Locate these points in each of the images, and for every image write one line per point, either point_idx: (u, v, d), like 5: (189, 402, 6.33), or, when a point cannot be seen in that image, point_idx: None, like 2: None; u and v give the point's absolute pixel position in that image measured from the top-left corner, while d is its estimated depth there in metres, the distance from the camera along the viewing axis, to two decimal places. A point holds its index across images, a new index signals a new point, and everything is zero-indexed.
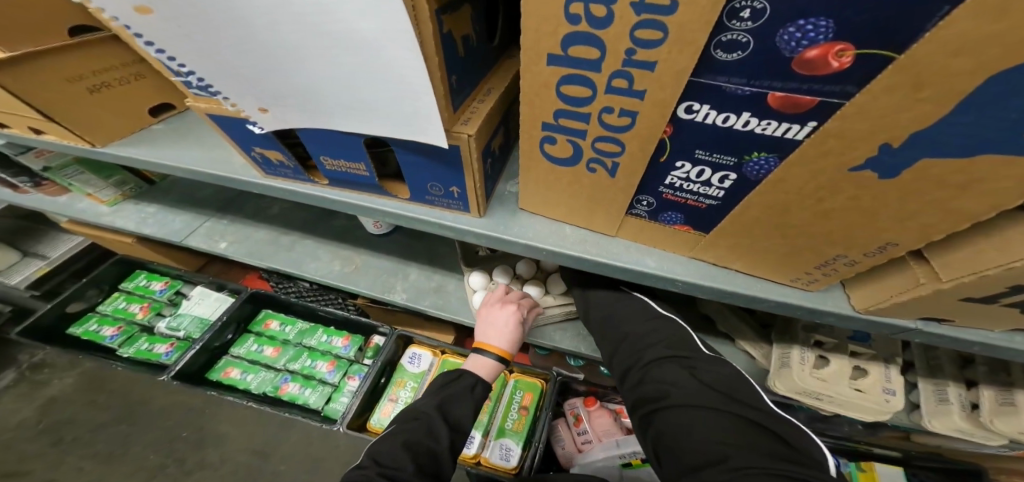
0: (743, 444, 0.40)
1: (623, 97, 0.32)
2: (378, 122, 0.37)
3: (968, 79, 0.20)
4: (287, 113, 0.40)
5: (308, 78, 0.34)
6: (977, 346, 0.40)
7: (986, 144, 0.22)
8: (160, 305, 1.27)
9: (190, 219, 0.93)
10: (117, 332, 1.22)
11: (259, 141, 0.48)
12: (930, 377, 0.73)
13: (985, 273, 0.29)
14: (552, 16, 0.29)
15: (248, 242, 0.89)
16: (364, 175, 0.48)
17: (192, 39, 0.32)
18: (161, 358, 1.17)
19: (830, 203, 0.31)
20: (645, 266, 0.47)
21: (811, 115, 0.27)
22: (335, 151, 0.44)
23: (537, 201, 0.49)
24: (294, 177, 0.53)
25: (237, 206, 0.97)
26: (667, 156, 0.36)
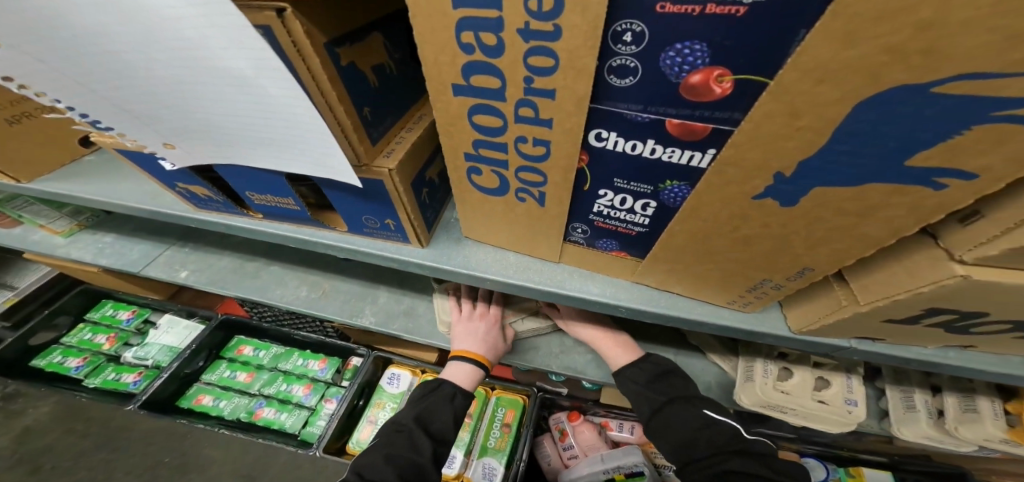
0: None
1: (532, 126, 0.32)
2: (288, 157, 0.36)
3: (836, 107, 0.20)
4: (196, 148, 0.39)
5: (209, 115, 0.33)
6: (914, 362, 0.40)
7: (869, 171, 0.22)
8: (127, 334, 1.23)
9: (148, 248, 0.90)
10: (83, 362, 1.18)
11: (180, 177, 0.47)
12: (896, 384, 0.73)
13: (894, 298, 0.29)
14: (448, 45, 0.28)
15: (210, 270, 0.86)
16: (296, 209, 0.47)
17: (66, 79, 0.31)
18: (128, 388, 1.13)
19: (745, 230, 0.31)
20: (588, 293, 0.46)
21: (709, 143, 0.28)
22: (256, 185, 0.44)
23: (478, 229, 0.48)
24: (228, 211, 0.52)
25: (198, 234, 0.94)
26: (589, 186, 0.36)
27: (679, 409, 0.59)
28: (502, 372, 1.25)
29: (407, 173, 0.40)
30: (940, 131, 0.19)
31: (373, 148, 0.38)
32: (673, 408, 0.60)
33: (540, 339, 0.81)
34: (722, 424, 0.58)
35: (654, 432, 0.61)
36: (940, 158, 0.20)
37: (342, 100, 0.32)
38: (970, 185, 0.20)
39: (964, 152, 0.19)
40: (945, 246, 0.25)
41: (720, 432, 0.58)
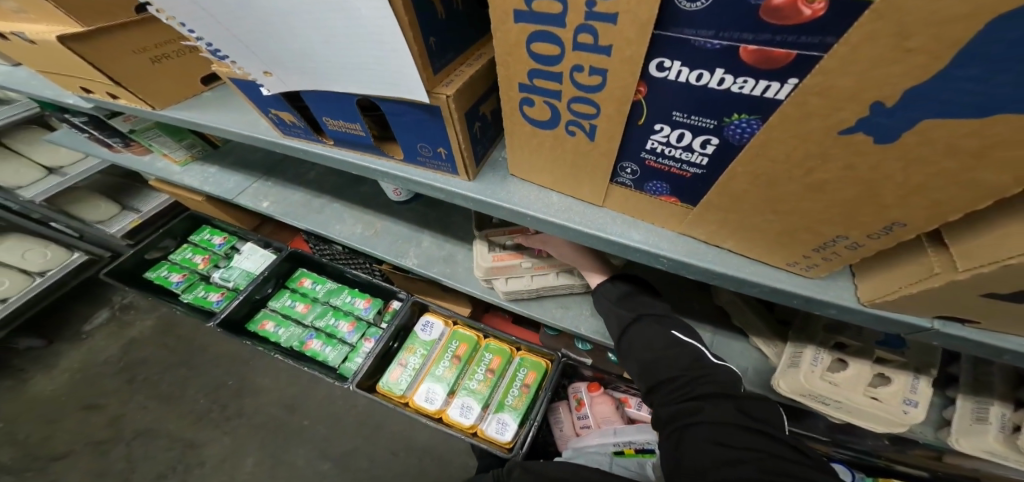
0: (773, 457, 0.47)
1: (590, 55, 0.30)
2: (365, 82, 0.35)
3: (965, 24, 0.16)
4: (288, 76, 0.39)
5: (296, 37, 0.33)
6: (1008, 354, 0.34)
7: (1000, 104, 0.18)
8: (218, 257, 1.35)
9: (241, 180, 0.97)
10: (182, 278, 1.32)
11: (273, 103, 0.49)
12: (972, 394, 0.63)
13: (1006, 261, 0.24)
14: None
15: (285, 201, 0.92)
16: (361, 135, 0.47)
17: (192, 6, 0.33)
18: (212, 305, 1.25)
19: (822, 172, 0.28)
20: (630, 240, 0.44)
21: (790, 71, 0.24)
22: (333, 109, 0.44)
23: (526, 167, 0.46)
24: (307, 137, 0.53)
25: (283, 170, 0.99)
26: (643, 120, 0.34)
27: (645, 326, 0.62)
28: (529, 336, 1.28)
29: (463, 102, 0.38)
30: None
31: (435, 77, 0.35)
32: (639, 326, 0.62)
33: (572, 299, 0.82)
34: (686, 345, 0.59)
35: (624, 348, 0.64)
36: None
37: (412, 27, 0.29)
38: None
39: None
40: None
41: (683, 353, 0.59)
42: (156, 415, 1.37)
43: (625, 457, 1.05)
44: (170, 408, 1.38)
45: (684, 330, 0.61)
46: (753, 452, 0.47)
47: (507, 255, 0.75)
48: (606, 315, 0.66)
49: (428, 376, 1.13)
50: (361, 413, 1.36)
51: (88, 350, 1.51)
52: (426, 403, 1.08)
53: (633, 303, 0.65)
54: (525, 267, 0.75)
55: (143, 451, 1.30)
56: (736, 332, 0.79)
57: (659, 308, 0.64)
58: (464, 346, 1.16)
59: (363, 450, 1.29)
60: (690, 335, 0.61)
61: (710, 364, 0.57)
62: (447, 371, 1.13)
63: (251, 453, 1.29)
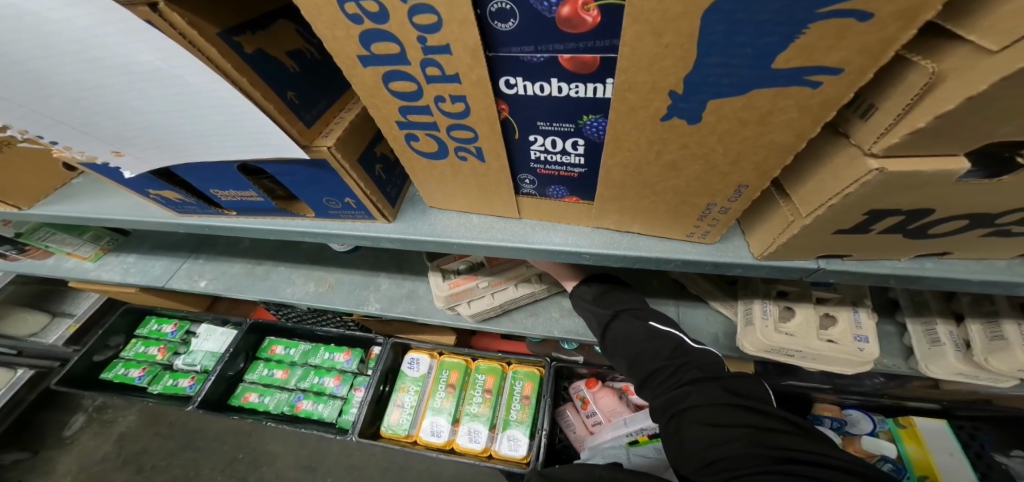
0: (762, 431, 0.47)
1: (444, 84, 0.31)
2: (237, 145, 0.36)
3: (688, 20, 0.19)
4: (147, 154, 0.40)
5: (149, 115, 0.34)
6: (892, 279, 0.37)
7: (750, 78, 0.21)
8: (175, 344, 1.33)
9: (169, 263, 0.97)
10: (144, 372, 1.29)
11: (149, 183, 0.51)
12: (917, 316, 0.66)
13: (830, 204, 0.27)
14: (337, 19, 0.27)
15: (226, 276, 0.92)
16: (260, 200, 0.49)
17: (3, 102, 0.33)
18: (186, 391, 1.24)
19: (669, 153, 0.30)
20: (550, 244, 0.47)
21: (604, 72, 0.27)
22: (218, 180, 0.46)
23: (440, 197, 0.49)
24: (203, 211, 0.56)
25: (212, 244, 0.99)
26: (518, 134, 0.36)
27: (623, 322, 0.62)
28: (516, 347, 1.28)
29: (350, 148, 0.41)
30: (785, 31, 0.18)
31: (310, 129, 0.38)
32: (619, 322, 0.63)
33: (538, 305, 0.84)
34: (664, 335, 0.60)
35: (609, 346, 0.64)
36: (799, 59, 0.19)
37: (256, 85, 0.32)
38: (841, 78, 0.20)
39: (818, 47, 0.19)
40: (857, 142, 0.23)
41: (664, 343, 0.59)
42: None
43: (640, 445, 1.03)
44: None
45: (661, 319, 0.62)
46: (741, 428, 0.48)
47: (462, 279, 0.77)
48: (587, 316, 0.67)
49: (428, 410, 1.13)
50: (382, 458, 1.35)
51: (79, 452, 1.46)
52: (433, 436, 1.08)
53: (610, 300, 0.66)
54: (483, 286, 0.77)
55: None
56: (695, 301, 0.82)
57: (636, 302, 0.65)
58: (454, 373, 1.17)
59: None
60: (667, 324, 0.62)
61: (690, 352, 0.58)
62: (445, 401, 1.13)
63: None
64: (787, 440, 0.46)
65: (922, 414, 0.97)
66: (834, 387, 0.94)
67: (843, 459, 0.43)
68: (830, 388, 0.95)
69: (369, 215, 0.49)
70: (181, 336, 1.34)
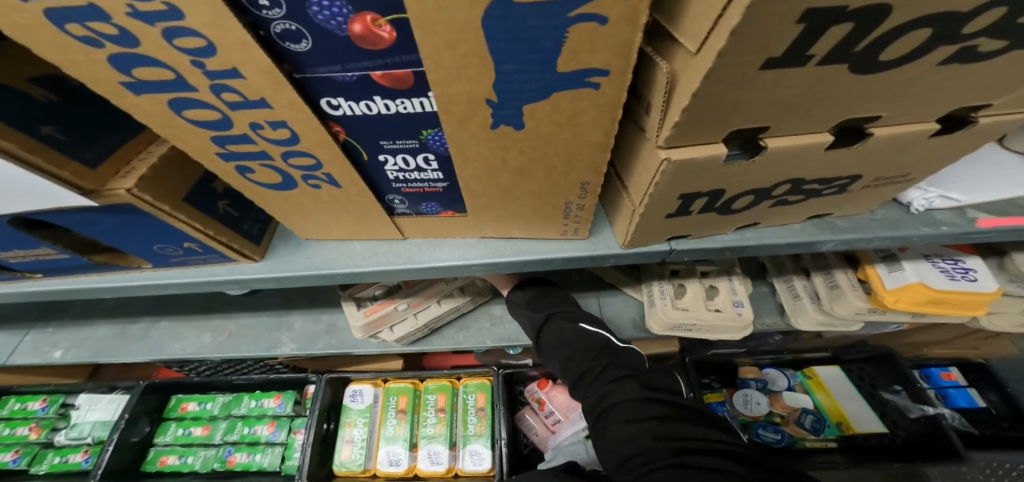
0: (674, 422, 0.53)
1: (254, 111, 0.28)
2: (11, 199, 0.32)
3: (472, 33, 0.21)
4: None
5: None
6: (727, 252, 0.42)
7: (547, 80, 0.24)
8: (51, 420, 1.11)
9: (4, 338, 0.82)
10: (17, 455, 1.06)
11: None
12: (779, 275, 0.78)
13: (647, 193, 0.31)
14: (73, 44, 0.23)
15: (88, 344, 0.80)
16: (69, 257, 0.44)
17: None
18: (81, 467, 1.03)
19: (513, 160, 0.32)
20: (441, 260, 0.47)
21: (420, 87, 0.27)
22: (3, 241, 0.40)
23: (310, 226, 0.45)
24: (1, 278, 0.48)
25: (61, 310, 0.85)
26: (367, 155, 0.35)
27: (556, 325, 0.65)
28: (465, 360, 1.27)
29: (170, 186, 0.36)
30: (552, 37, 0.21)
31: (98, 172, 0.32)
32: (552, 324, 0.65)
33: (467, 318, 0.85)
34: (594, 336, 0.64)
35: (543, 348, 0.66)
36: (575, 60, 0.22)
37: None
38: (613, 77, 0.23)
39: (583, 50, 0.22)
40: (649, 135, 0.27)
41: (593, 344, 0.63)
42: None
43: None
44: None
45: (591, 320, 0.66)
46: (657, 421, 0.53)
47: (378, 305, 0.74)
48: (521, 319, 0.69)
49: (382, 440, 1.07)
50: None
51: None
52: (392, 466, 1.03)
53: (544, 304, 0.68)
54: (402, 308, 0.75)
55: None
56: (611, 291, 0.88)
57: (567, 304, 0.68)
58: (403, 398, 1.11)
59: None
60: (597, 324, 0.65)
61: (615, 351, 0.63)
62: (398, 428, 1.08)
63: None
64: (695, 429, 0.52)
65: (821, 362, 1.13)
66: (748, 349, 1.10)
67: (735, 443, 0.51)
68: (744, 351, 1.09)
69: (223, 258, 0.45)
70: (57, 409, 1.12)
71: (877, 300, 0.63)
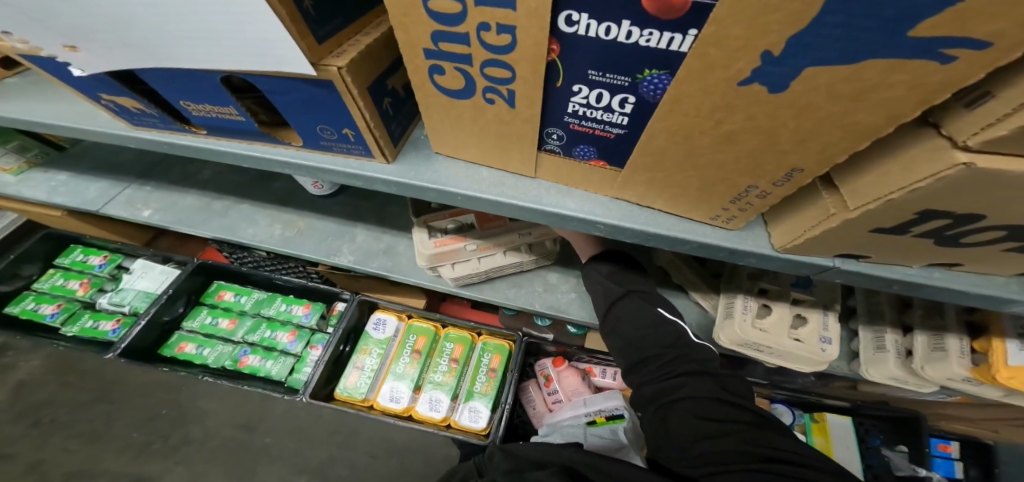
0: (752, 428, 0.52)
1: (495, 9, 0.26)
2: (231, 57, 0.30)
3: None
4: (101, 52, 0.34)
5: None
6: (895, 285, 0.38)
7: (871, 45, 0.18)
8: (101, 280, 1.17)
9: (107, 187, 0.86)
10: (57, 310, 1.13)
11: (100, 86, 0.43)
12: (869, 324, 0.71)
13: (889, 198, 0.26)
14: None
15: (175, 209, 0.82)
16: (241, 121, 0.42)
17: None
18: (107, 336, 1.09)
19: (728, 125, 0.27)
20: (566, 209, 0.44)
21: (689, 21, 0.23)
22: (188, 90, 0.38)
23: (452, 145, 0.44)
24: (167, 127, 0.48)
25: (162, 173, 0.88)
26: (561, 82, 0.32)
27: (633, 302, 0.62)
28: (488, 319, 1.25)
29: (362, 77, 0.34)
30: None
31: (320, 47, 0.31)
32: (628, 300, 0.63)
33: (524, 276, 0.82)
34: (669, 323, 0.60)
35: (609, 322, 0.64)
36: (950, 24, 0.15)
37: None
38: (984, 54, 0.16)
39: (975, 17, 0.15)
40: (948, 134, 0.21)
41: (668, 331, 0.60)
42: (87, 456, 1.22)
43: (598, 426, 1.05)
44: (98, 447, 1.23)
45: (667, 307, 0.63)
46: (737, 424, 0.52)
47: (449, 239, 0.72)
48: (592, 287, 0.67)
49: (390, 375, 1.08)
50: (328, 421, 1.25)
51: None
52: (392, 402, 1.05)
53: (622, 279, 0.65)
54: (470, 249, 0.72)
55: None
56: (677, 290, 0.84)
57: (644, 285, 0.65)
58: (423, 339, 1.12)
59: (340, 458, 1.19)
60: (673, 312, 0.62)
61: (690, 343, 0.59)
62: (409, 367, 1.09)
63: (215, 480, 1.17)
64: (778, 440, 0.51)
65: (833, 410, 1.06)
66: (771, 382, 1.03)
67: (816, 457, 0.49)
68: (767, 383, 1.04)
69: (367, 151, 0.43)
70: (111, 270, 1.18)
71: (982, 371, 0.55)
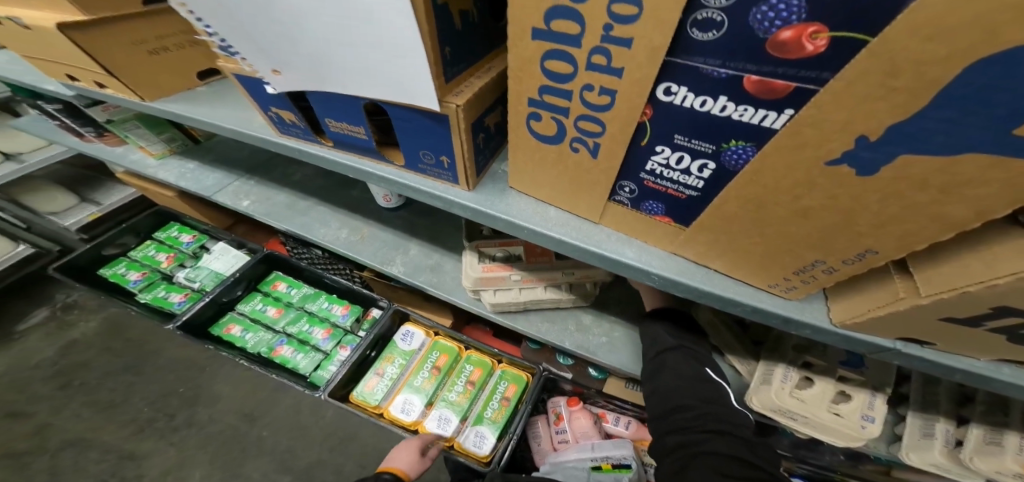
0: None
1: (602, 75, 0.31)
2: (375, 84, 0.36)
3: (942, 68, 0.17)
4: (296, 78, 0.41)
5: (287, 17, 0.33)
6: (959, 375, 0.38)
7: (975, 141, 0.20)
8: (184, 256, 1.26)
9: (222, 178, 0.95)
10: (141, 277, 1.21)
11: (275, 101, 0.49)
12: (920, 411, 0.66)
13: (965, 289, 0.26)
14: None
15: (268, 203, 0.89)
16: (363, 139, 0.47)
17: (231, 19, 0.36)
18: (172, 307, 1.15)
19: (807, 200, 0.29)
20: (623, 257, 0.46)
21: (788, 102, 0.25)
22: (337, 110, 0.44)
23: (529, 182, 0.48)
24: (304, 137, 0.53)
25: (270, 170, 0.97)
26: (646, 141, 0.35)
27: (681, 357, 0.63)
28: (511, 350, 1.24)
29: (471, 113, 0.39)
30: None
31: (445, 86, 0.36)
32: (675, 354, 0.63)
33: (559, 313, 0.83)
34: (713, 383, 0.60)
35: (650, 372, 0.64)
36: None
37: (430, 34, 0.31)
38: None
39: None
40: None
41: (709, 388, 0.59)
42: (94, 424, 1.25)
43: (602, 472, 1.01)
44: (113, 415, 1.26)
45: (715, 368, 0.63)
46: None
47: (496, 266, 0.75)
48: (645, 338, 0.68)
49: (405, 386, 1.07)
50: (330, 423, 1.26)
51: (21, 352, 1.39)
52: (403, 414, 1.03)
53: (679, 335, 0.66)
54: (514, 279, 0.74)
55: (75, 461, 1.19)
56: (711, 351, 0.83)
57: (695, 343, 0.65)
58: (444, 356, 1.12)
59: (330, 462, 1.18)
60: (719, 374, 0.62)
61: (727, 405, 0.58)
62: (426, 382, 1.08)
63: (199, 467, 1.17)
64: None
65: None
66: (793, 456, 0.98)
67: None
68: (789, 456, 0.99)
69: (455, 177, 0.47)
70: (195, 247, 1.27)
71: None
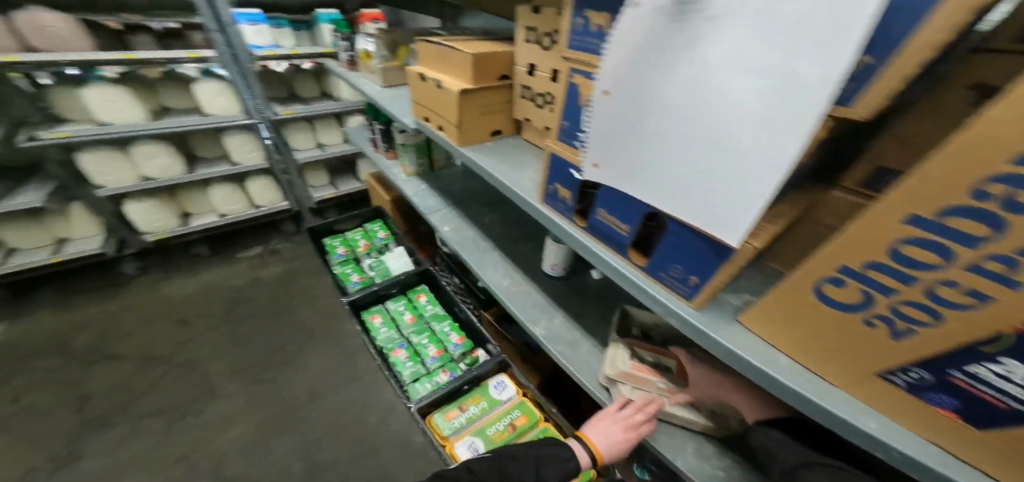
0: None
1: (987, 281, 0.24)
2: (687, 204, 0.37)
3: None
4: (608, 173, 0.45)
5: (659, 135, 0.37)
6: None
7: None
8: (375, 248, 1.50)
9: (440, 204, 1.12)
10: (343, 252, 1.47)
11: (562, 178, 0.53)
12: None
13: None
14: (957, 168, 0.23)
15: (462, 235, 1.01)
16: (623, 234, 0.49)
17: (603, 120, 0.42)
18: (349, 283, 1.35)
19: None
20: (862, 424, 0.35)
21: None
22: (620, 206, 0.47)
23: (769, 328, 0.41)
24: (562, 212, 0.57)
25: (467, 207, 1.12)
26: (992, 347, 0.26)
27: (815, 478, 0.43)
28: None
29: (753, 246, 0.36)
30: None
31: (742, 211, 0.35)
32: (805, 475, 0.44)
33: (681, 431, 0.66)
34: None
35: None
36: None
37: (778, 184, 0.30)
38: None
39: None
40: None
41: None
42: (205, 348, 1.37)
43: None
44: (229, 348, 1.38)
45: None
46: None
47: (644, 368, 0.69)
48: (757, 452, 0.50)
49: (475, 431, 0.98)
50: (368, 430, 1.19)
51: (215, 266, 1.71)
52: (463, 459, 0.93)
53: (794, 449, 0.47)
54: (659, 386, 0.66)
55: (172, 375, 1.28)
56: None
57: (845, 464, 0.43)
58: (523, 418, 1.00)
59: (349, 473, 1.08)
60: None
61: None
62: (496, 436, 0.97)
63: (242, 424, 1.17)
64: None
65: None
66: None
67: None
68: None
69: (689, 294, 0.44)
70: (383, 243, 1.51)
71: None
